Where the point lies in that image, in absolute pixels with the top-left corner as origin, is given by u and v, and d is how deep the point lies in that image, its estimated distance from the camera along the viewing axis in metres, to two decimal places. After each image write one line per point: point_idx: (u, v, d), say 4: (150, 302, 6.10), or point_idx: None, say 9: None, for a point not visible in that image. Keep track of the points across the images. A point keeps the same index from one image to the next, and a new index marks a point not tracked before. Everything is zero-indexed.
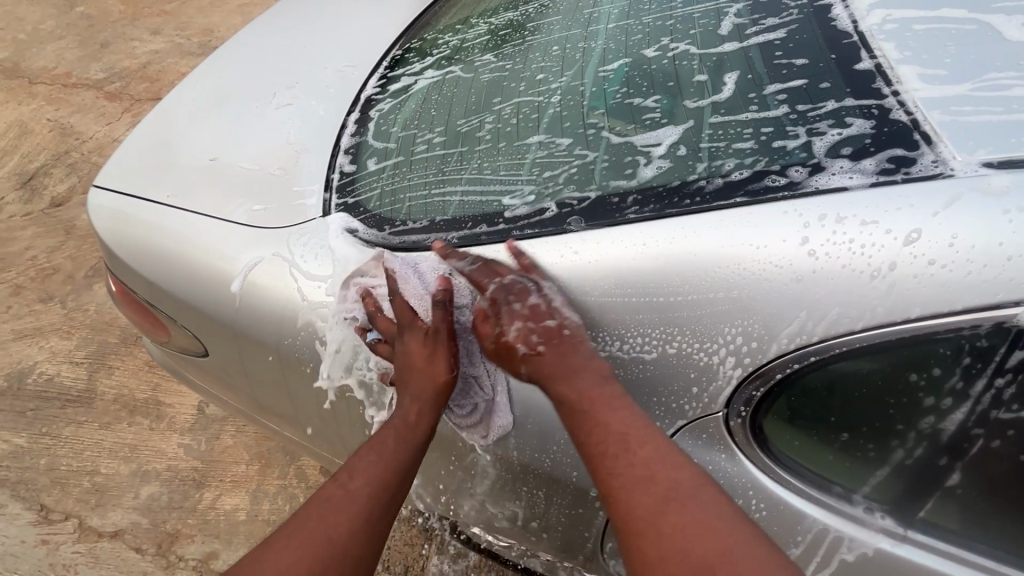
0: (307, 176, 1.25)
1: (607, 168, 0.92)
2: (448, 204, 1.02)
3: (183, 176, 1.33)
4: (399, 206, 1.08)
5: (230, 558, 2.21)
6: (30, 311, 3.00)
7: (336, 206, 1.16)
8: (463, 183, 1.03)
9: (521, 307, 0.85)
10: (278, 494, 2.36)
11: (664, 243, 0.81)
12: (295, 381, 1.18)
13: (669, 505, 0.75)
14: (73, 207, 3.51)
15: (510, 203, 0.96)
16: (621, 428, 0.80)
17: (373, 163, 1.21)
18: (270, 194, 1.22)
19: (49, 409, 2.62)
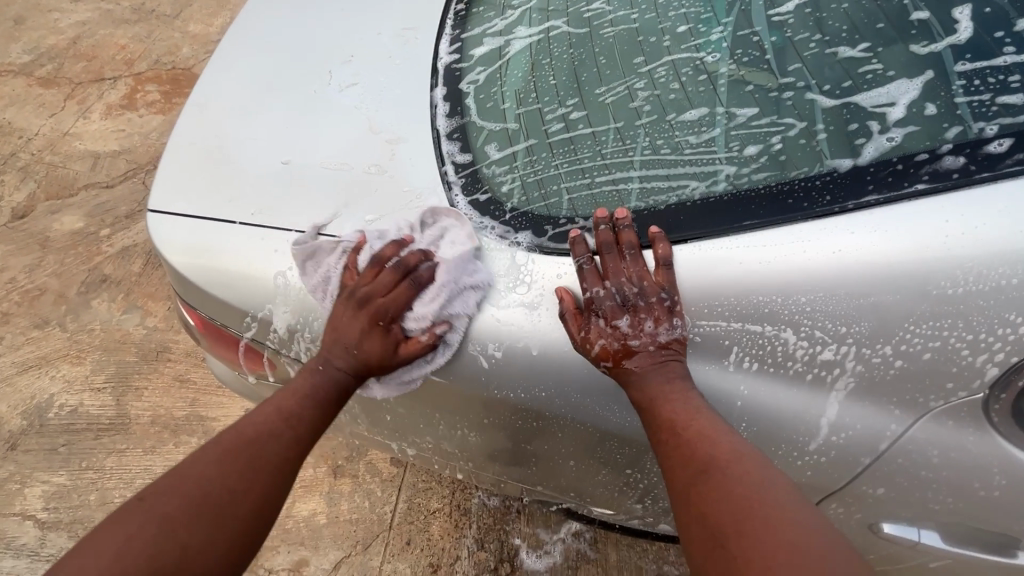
0: (413, 171, 1.10)
1: (820, 143, 0.90)
2: (627, 194, 0.97)
3: (257, 186, 1.14)
4: (558, 202, 1.00)
5: (321, 562, 2.17)
6: (27, 340, 2.72)
7: (477, 201, 1.05)
8: (637, 168, 0.97)
9: (610, 319, 0.93)
10: (354, 492, 2.31)
11: (903, 229, 0.82)
12: (453, 407, 1.16)
13: (697, 481, 0.88)
14: (40, 217, 3.13)
15: (711, 188, 0.93)
16: (670, 414, 0.91)
17: (495, 150, 1.08)
18: (390, 203, 1.08)
19: (83, 442, 2.43)
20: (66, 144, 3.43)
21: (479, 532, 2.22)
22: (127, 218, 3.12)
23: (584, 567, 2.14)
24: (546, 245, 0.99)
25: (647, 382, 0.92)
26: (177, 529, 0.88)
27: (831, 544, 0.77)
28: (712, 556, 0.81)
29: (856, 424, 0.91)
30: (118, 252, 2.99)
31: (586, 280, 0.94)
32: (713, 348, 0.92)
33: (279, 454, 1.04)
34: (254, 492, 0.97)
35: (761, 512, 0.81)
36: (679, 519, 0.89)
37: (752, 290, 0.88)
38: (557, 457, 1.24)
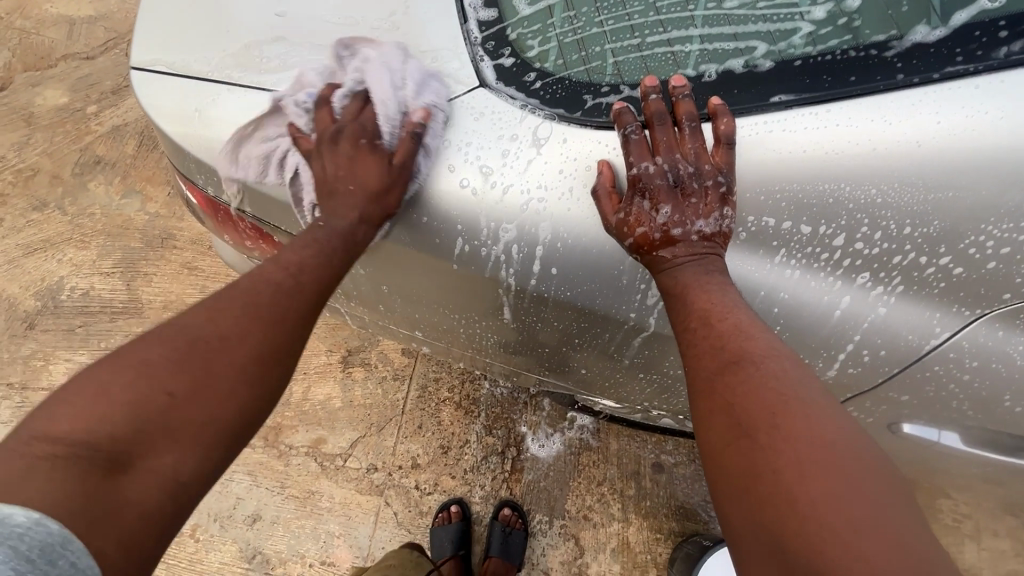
0: (430, 31, 1.04)
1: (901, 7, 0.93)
2: (684, 56, 0.98)
3: (257, 41, 1.05)
4: (600, 67, 0.99)
5: (339, 441, 2.29)
6: (28, 223, 2.65)
7: (512, 65, 1.00)
8: (698, 26, 0.97)
9: (653, 197, 0.95)
10: (367, 380, 2.38)
11: (975, 104, 0.87)
12: (472, 303, 1.15)
13: (727, 374, 0.88)
14: (20, 90, 2.91)
15: (780, 51, 0.95)
16: (704, 305, 0.93)
17: (525, 5, 1.03)
18: (414, 65, 1.01)
19: (99, 323, 2.47)
20: (37, 7, 3.11)
21: (488, 419, 2.32)
22: (114, 93, 2.91)
23: (585, 453, 2.28)
24: (569, 116, 0.96)
25: (683, 269, 0.96)
26: (159, 380, 0.87)
27: (855, 438, 0.79)
28: (737, 443, 0.82)
29: (892, 320, 0.96)
30: (109, 131, 2.82)
31: (637, 152, 0.94)
32: (764, 246, 0.94)
33: (275, 312, 1.00)
34: (244, 344, 0.95)
35: (791, 406, 0.82)
36: (700, 410, 0.90)
37: (826, 179, 0.89)
38: (574, 355, 1.24)
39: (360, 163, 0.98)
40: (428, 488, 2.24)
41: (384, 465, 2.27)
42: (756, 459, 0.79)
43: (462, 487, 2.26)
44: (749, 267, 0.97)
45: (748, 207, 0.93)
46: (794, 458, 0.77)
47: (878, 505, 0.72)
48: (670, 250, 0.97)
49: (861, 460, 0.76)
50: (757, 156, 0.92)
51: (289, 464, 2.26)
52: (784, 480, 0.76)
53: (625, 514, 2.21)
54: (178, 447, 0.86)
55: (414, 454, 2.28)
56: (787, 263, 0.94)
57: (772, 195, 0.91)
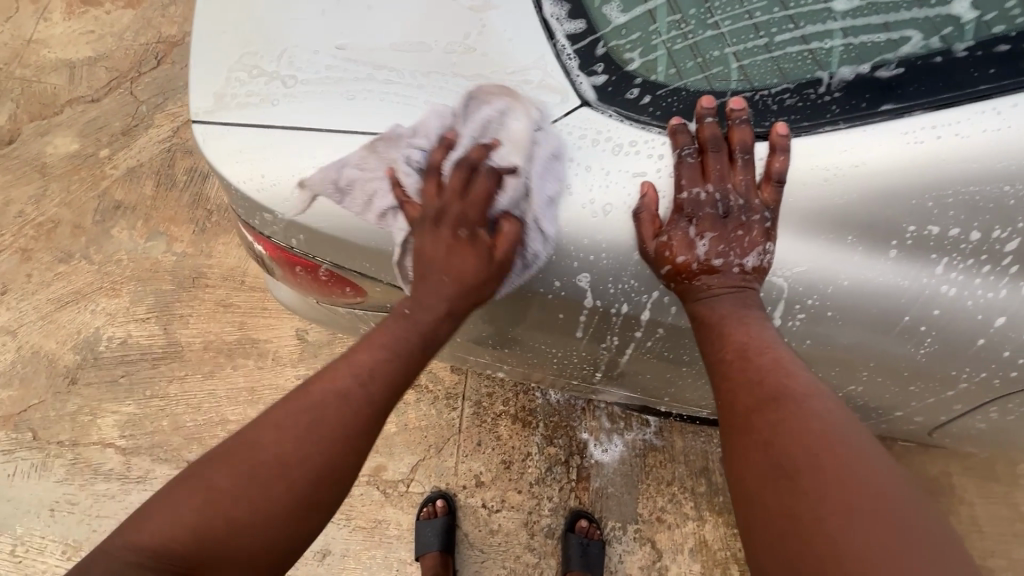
0: (511, 48, 0.98)
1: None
2: (828, 53, 0.92)
3: (329, 81, 0.97)
4: (722, 73, 0.94)
5: (399, 466, 2.26)
6: (56, 276, 2.61)
7: (605, 82, 0.94)
8: (841, 19, 0.92)
9: (696, 224, 0.93)
10: (420, 401, 2.33)
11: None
12: (571, 330, 1.10)
13: (766, 411, 0.88)
14: (29, 141, 2.86)
15: (937, 42, 0.90)
16: (742, 339, 0.93)
17: (619, 12, 0.97)
18: (501, 90, 0.96)
19: (142, 372, 2.44)
20: (34, 54, 3.04)
21: (547, 429, 2.27)
22: (125, 134, 2.84)
23: (650, 454, 2.23)
24: (679, 130, 0.92)
25: (718, 301, 0.96)
26: (224, 498, 0.90)
27: (899, 484, 0.78)
28: (775, 486, 0.82)
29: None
30: (124, 174, 2.77)
31: (688, 178, 0.92)
32: (923, 257, 0.91)
33: (340, 428, 0.97)
34: (308, 461, 0.94)
35: (831, 449, 0.81)
36: (736, 452, 0.90)
37: (999, 176, 0.87)
38: (668, 365, 1.19)
39: (456, 255, 0.96)
40: (495, 505, 2.20)
41: (448, 486, 2.23)
42: (795, 505, 0.79)
43: (530, 501, 2.20)
44: (903, 284, 0.93)
45: (910, 214, 0.90)
46: (832, 505, 0.76)
47: (920, 557, 0.71)
48: (708, 278, 0.96)
49: (903, 509, 0.75)
50: (918, 153, 0.88)
51: (351, 495, 2.22)
52: (823, 528, 0.75)
53: (699, 512, 2.17)
54: (235, 562, 0.90)
55: (477, 472, 2.24)
56: (949, 270, 0.92)
57: (939, 196, 0.88)
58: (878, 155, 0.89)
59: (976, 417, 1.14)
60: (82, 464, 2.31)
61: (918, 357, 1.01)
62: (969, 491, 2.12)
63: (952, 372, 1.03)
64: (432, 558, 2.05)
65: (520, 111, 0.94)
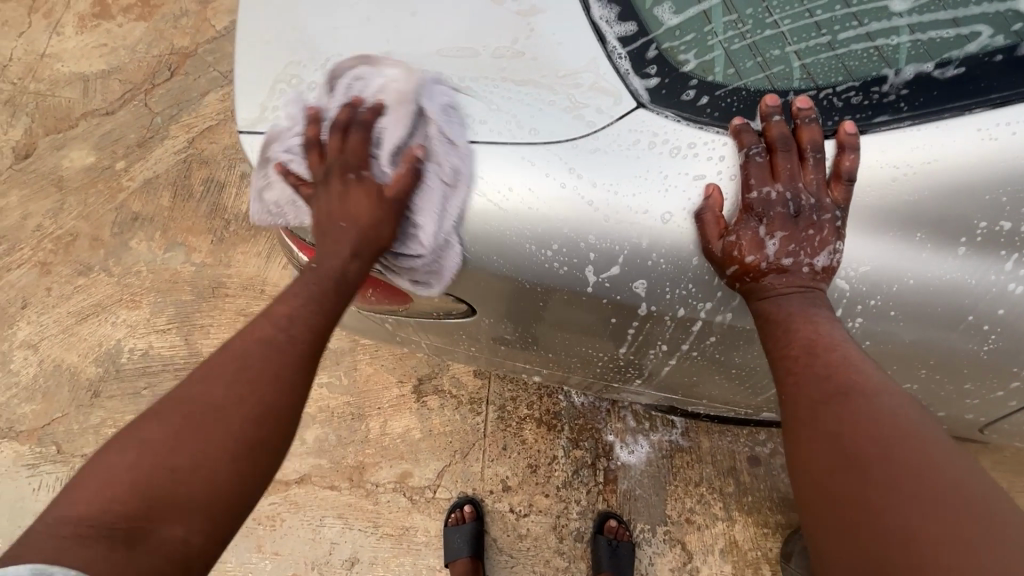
0: (560, 50, 0.97)
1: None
2: (895, 49, 0.92)
3: (380, 89, 0.96)
4: (785, 72, 0.94)
5: (425, 472, 2.25)
6: (75, 289, 2.61)
7: (656, 85, 0.94)
8: (906, 16, 0.93)
9: (766, 224, 0.93)
10: (445, 406, 2.32)
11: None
12: (621, 334, 1.09)
13: (833, 404, 0.88)
14: (45, 154, 2.87)
15: (1005, 38, 0.91)
16: (809, 336, 0.93)
17: (671, 14, 0.97)
18: (550, 94, 0.95)
19: (165, 383, 2.44)
20: (48, 68, 3.05)
21: (573, 432, 2.26)
22: (140, 146, 2.85)
23: (678, 455, 2.22)
24: (738, 129, 0.92)
25: (786, 299, 0.95)
26: (161, 454, 0.85)
27: (974, 476, 0.78)
28: (846, 477, 0.81)
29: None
30: (141, 186, 2.77)
31: (758, 177, 0.92)
32: (991, 254, 0.91)
33: (276, 365, 0.98)
34: (246, 402, 0.94)
35: (901, 441, 0.81)
36: (800, 444, 0.90)
37: None
38: (715, 366, 1.18)
39: (352, 200, 0.96)
40: (523, 509, 2.19)
41: (475, 492, 2.22)
42: (867, 495, 0.78)
43: (558, 505, 2.19)
44: (971, 281, 0.92)
45: (981, 211, 0.89)
46: (905, 490, 0.76)
47: (1000, 545, 0.69)
48: (777, 277, 0.96)
49: (981, 499, 0.74)
50: (986, 151, 0.88)
51: (379, 502, 2.21)
52: (897, 516, 0.75)
53: (728, 512, 2.15)
54: (184, 517, 0.83)
55: (503, 477, 2.23)
56: (1019, 266, 0.91)
57: (1009, 193, 0.89)
58: (950, 154, 0.89)
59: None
60: None
61: (982, 354, 1.00)
62: None
63: (1007, 367, 1.02)
64: (462, 564, 2.04)
65: (573, 114, 0.94)
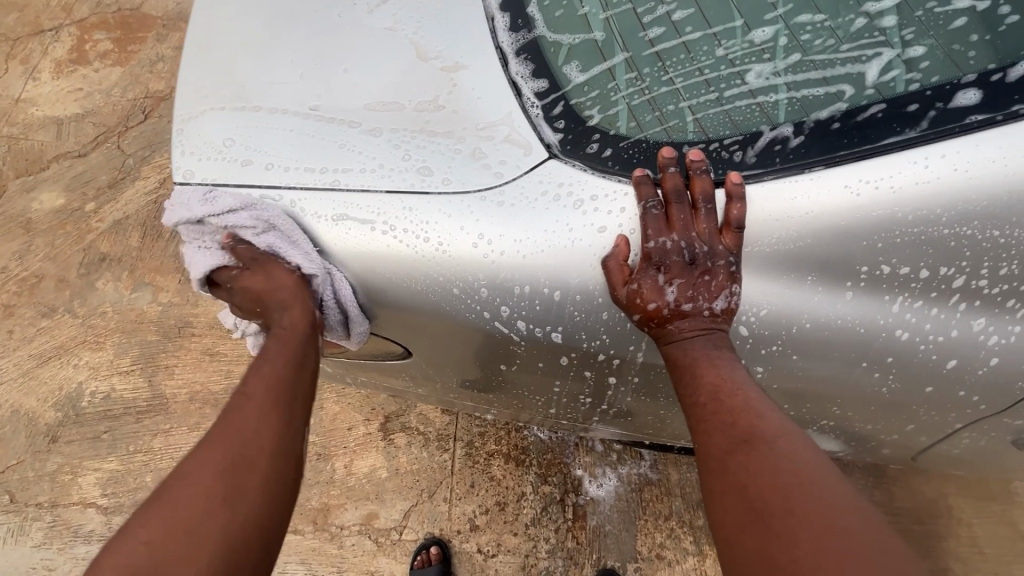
0: (482, 104, 1.02)
1: (969, 38, 0.93)
2: (774, 107, 0.96)
3: (304, 144, 1.00)
4: (679, 125, 0.98)
5: (391, 513, 2.20)
6: (38, 331, 2.58)
7: (562, 136, 0.99)
8: (783, 75, 0.97)
9: (666, 270, 0.96)
10: (411, 444, 2.30)
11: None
12: (551, 376, 1.12)
13: (738, 452, 0.90)
14: (15, 197, 2.87)
15: (871, 94, 0.94)
16: (714, 380, 0.95)
17: (577, 71, 1.02)
18: (464, 145, 1.00)
19: (125, 426, 2.39)
20: (22, 112, 3.09)
21: (541, 468, 2.24)
22: (111, 188, 2.87)
23: (646, 488, 2.21)
24: (639, 177, 0.96)
25: (691, 343, 0.98)
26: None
27: (868, 523, 0.80)
28: (750, 529, 0.84)
29: (1012, 358, 0.96)
30: (110, 227, 2.78)
31: (655, 229, 0.95)
32: (877, 298, 0.95)
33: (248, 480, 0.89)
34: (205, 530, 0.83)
35: (798, 490, 0.83)
36: (712, 494, 0.92)
37: (939, 211, 0.90)
38: (652, 406, 1.21)
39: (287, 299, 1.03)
40: (491, 549, 2.15)
41: (442, 532, 2.17)
42: (769, 547, 0.81)
43: (527, 543, 2.14)
44: (859, 320, 0.95)
45: (863, 255, 0.93)
46: (803, 542, 0.78)
47: None
48: (681, 321, 0.98)
49: (873, 543, 0.78)
50: (865, 198, 0.92)
51: (343, 546, 2.15)
52: (800, 569, 0.76)
53: (699, 546, 2.13)
54: None
55: (471, 515, 2.19)
56: (908, 303, 0.94)
57: (884, 233, 0.92)
58: (824, 202, 0.93)
59: (953, 445, 1.15)
60: (61, 526, 2.24)
61: (886, 390, 1.02)
62: (966, 513, 2.11)
63: (920, 403, 1.04)
64: None
65: (482, 164, 0.98)
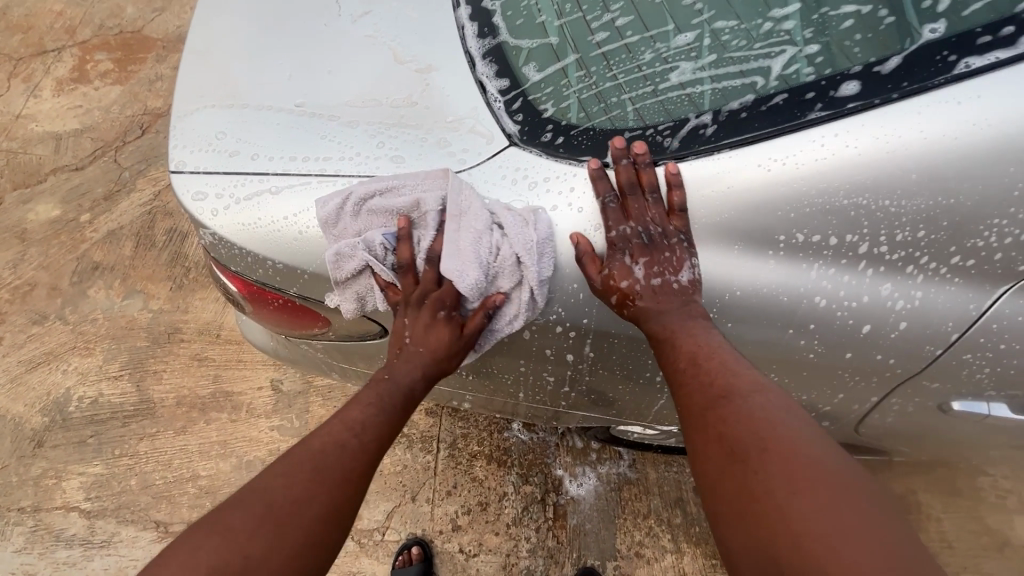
0: (451, 102, 1.12)
1: (854, 36, 0.98)
2: (700, 96, 1.02)
3: (288, 136, 1.10)
4: (621, 115, 1.06)
5: (374, 514, 2.23)
6: (28, 337, 2.62)
7: (519, 128, 1.08)
8: (697, 71, 1.04)
9: (633, 255, 1.05)
10: (395, 446, 2.34)
11: (951, 117, 0.90)
12: (516, 353, 1.20)
13: (717, 406, 0.99)
14: (11, 208, 2.94)
15: (772, 87, 0.99)
16: (692, 347, 1.02)
17: (535, 71, 1.12)
18: (429, 134, 1.09)
19: (111, 430, 2.41)
20: (22, 127, 3.19)
21: (522, 467, 2.29)
22: (106, 199, 2.95)
23: (625, 487, 2.25)
24: (585, 159, 1.05)
25: (664, 318, 1.05)
26: (238, 543, 0.93)
27: (832, 454, 0.90)
28: (731, 472, 0.93)
29: (918, 322, 1.01)
30: (104, 236, 2.85)
31: (613, 220, 1.03)
32: (792, 264, 1.01)
33: (350, 468, 1.08)
34: (315, 502, 1.01)
35: (773, 432, 0.93)
36: (697, 447, 1.01)
37: (842, 180, 0.94)
38: (614, 386, 1.27)
39: (436, 331, 1.11)
40: (472, 549, 2.17)
41: (424, 532, 2.20)
42: (751, 484, 0.90)
43: (508, 543, 2.17)
44: (776, 282, 1.02)
45: (779, 226, 0.99)
46: (781, 477, 0.88)
47: (849, 509, 0.83)
48: (648, 299, 1.06)
49: (840, 469, 0.88)
50: (773, 172, 0.96)
51: None
52: (780, 498, 0.86)
53: (676, 545, 2.16)
54: None
55: (452, 516, 2.22)
56: (816, 267, 1.00)
57: (788, 204, 0.97)
58: (734, 176, 0.98)
59: (888, 419, 1.23)
60: (43, 530, 2.24)
61: (810, 356, 1.09)
62: (934, 508, 2.18)
63: (845, 372, 1.11)
64: None
65: (445, 148, 1.08)
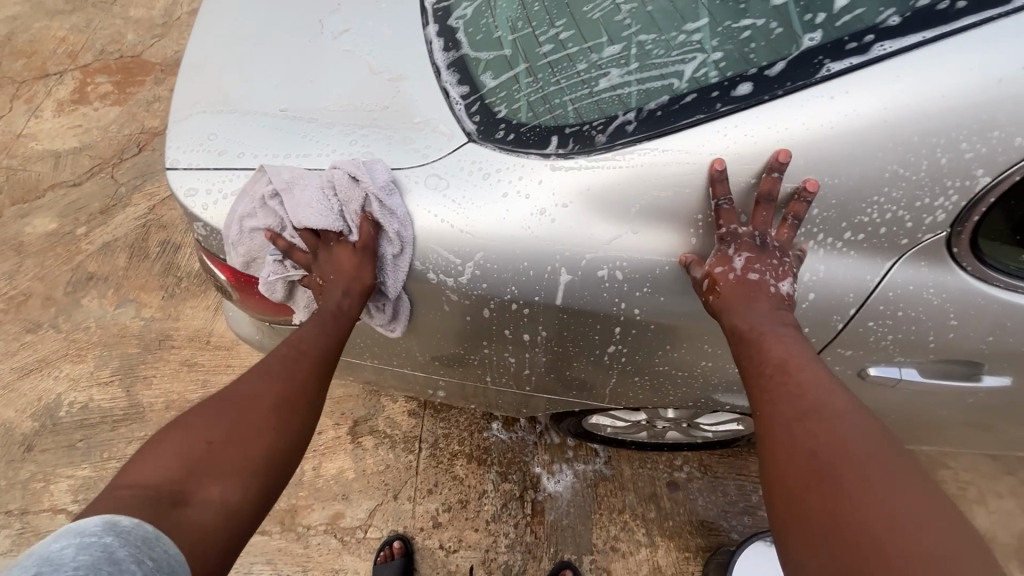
0: (419, 105, 1.25)
1: (752, 44, 1.11)
2: (628, 97, 1.15)
3: (271, 136, 1.22)
4: (563, 113, 1.18)
5: (357, 513, 2.28)
6: (21, 345, 2.69)
7: (477, 127, 1.20)
8: (624, 76, 1.18)
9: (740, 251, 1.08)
10: (378, 446, 2.41)
11: (832, 110, 1.01)
12: (479, 335, 1.32)
13: (805, 420, 0.97)
14: (9, 222, 3.04)
15: (683, 88, 1.12)
16: (781, 354, 1.06)
17: (491, 79, 1.26)
18: (394, 131, 1.22)
19: (101, 434, 2.47)
20: (22, 146, 3.32)
21: (502, 466, 2.36)
22: (102, 213, 3.06)
23: (601, 483, 2.33)
24: (526, 151, 1.16)
25: (760, 319, 1.09)
26: (201, 432, 1.02)
27: (915, 481, 0.88)
28: (812, 484, 0.90)
29: (825, 293, 1.15)
30: (99, 248, 2.95)
31: (727, 221, 1.07)
32: (709, 238, 1.13)
33: (301, 366, 1.17)
34: (266, 396, 1.11)
35: (862, 453, 0.90)
36: (776, 456, 0.97)
37: (748, 164, 1.06)
38: (572, 366, 1.39)
39: (338, 257, 1.17)
40: (452, 545, 2.23)
41: (406, 529, 2.25)
42: (832, 497, 0.87)
43: (487, 539, 2.23)
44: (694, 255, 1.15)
45: (694, 206, 1.11)
46: (867, 493, 0.85)
47: (936, 533, 0.80)
48: (753, 295, 1.10)
49: (927, 496, 0.85)
50: (686, 161, 1.08)
51: (308, 545, 2.22)
52: (865, 514, 0.83)
53: (651, 538, 2.23)
54: (223, 475, 0.99)
55: (434, 513, 2.28)
56: None
57: (702, 189, 1.09)
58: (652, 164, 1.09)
59: None
60: (29, 533, 2.27)
61: None
62: None
63: None
64: None
65: (408, 143, 1.20)
